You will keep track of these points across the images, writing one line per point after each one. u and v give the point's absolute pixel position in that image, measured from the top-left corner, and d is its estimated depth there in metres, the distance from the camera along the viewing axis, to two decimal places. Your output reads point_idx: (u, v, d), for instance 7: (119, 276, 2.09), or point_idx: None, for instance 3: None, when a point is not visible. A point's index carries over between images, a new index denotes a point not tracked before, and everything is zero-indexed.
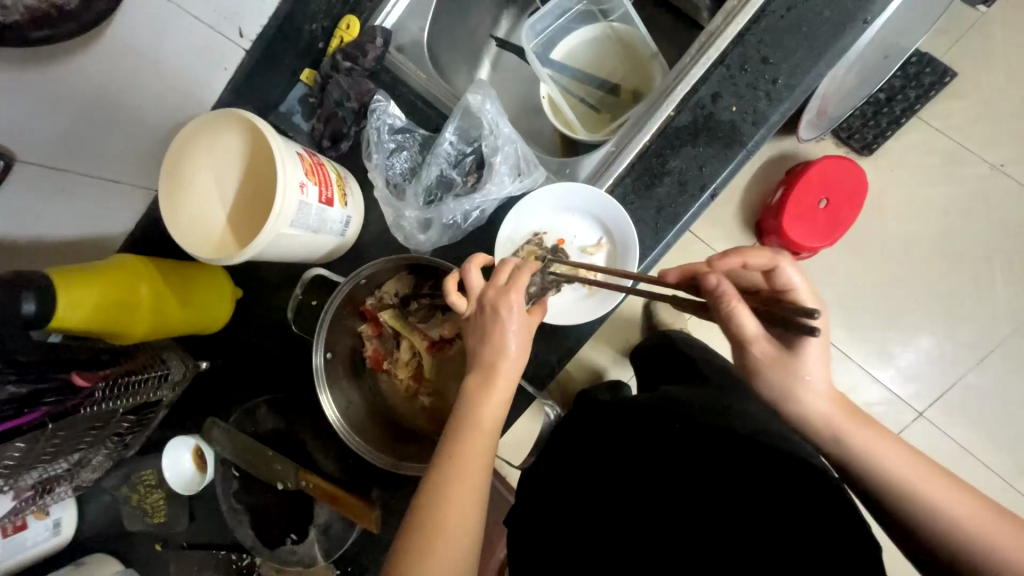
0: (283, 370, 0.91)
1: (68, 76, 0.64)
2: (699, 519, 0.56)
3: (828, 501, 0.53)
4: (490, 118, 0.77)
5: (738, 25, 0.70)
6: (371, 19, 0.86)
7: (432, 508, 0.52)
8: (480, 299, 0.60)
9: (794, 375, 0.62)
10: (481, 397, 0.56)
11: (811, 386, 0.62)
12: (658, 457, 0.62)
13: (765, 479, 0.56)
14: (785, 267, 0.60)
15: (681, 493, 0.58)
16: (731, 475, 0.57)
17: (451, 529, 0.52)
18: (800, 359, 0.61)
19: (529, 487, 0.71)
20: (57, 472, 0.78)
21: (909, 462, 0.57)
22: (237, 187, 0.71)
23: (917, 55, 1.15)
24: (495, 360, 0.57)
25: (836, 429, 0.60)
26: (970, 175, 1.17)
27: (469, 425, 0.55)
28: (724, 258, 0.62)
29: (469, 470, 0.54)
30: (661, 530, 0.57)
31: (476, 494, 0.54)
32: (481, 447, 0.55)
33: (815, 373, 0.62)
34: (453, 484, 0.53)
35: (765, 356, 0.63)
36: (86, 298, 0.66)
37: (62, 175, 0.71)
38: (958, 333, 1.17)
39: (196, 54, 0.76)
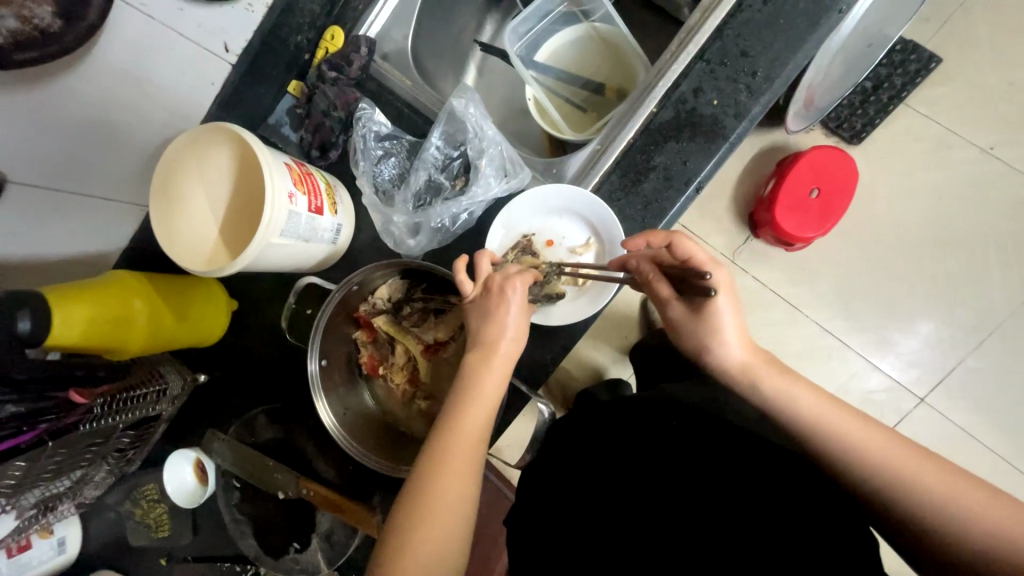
0: (280, 380, 0.91)
1: (59, 97, 0.65)
2: (687, 498, 0.57)
3: (815, 485, 0.55)
4: (475, 121, 0.78)
5: (714, 20, 0.71)
6: (356, 28, 0.87)
7: (429, 482, 0.54)
8: (485, 281, 0.63)
9: (708, 333, 0.60)
10: (480, 376, 0.58)
11: (729, 351, 0.59)
12: (654, 449, 0.63)
13: (749, 463, 0.58)
14: (681, 240, 0.60)
15: (677, 483, 0.59)
16: (716, 456, 0.60)
17: (448, 503, 0.53)
18: (710, 317, 0.59)
19: (529, 486, 0.71)
20: (60, 489, 0.79)
21: (826, 410, 0.55)
22: (227, 201, 0.72)
23: (902, 42, 1.16)
24: (496, 338, 0.59)
25: (753, 375, 0.58)
26: (960, 159, 1.18)
27: (468, 400, 0.57)
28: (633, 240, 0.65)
29: (466, 445, 0.55)
30: (643, 507, 0.59)
31: (474, 469, 0.56)
32: (480, 422, 0.57)
33: (729, 330, 0.59)
34: (447, 459, 0.54)
35: (678, 319, 0.62)
36: (80, 315, 0.67)
37: (53, 196, 0.72)
38: (955, 317, 1.17)
39: (187, 73, 0.77)
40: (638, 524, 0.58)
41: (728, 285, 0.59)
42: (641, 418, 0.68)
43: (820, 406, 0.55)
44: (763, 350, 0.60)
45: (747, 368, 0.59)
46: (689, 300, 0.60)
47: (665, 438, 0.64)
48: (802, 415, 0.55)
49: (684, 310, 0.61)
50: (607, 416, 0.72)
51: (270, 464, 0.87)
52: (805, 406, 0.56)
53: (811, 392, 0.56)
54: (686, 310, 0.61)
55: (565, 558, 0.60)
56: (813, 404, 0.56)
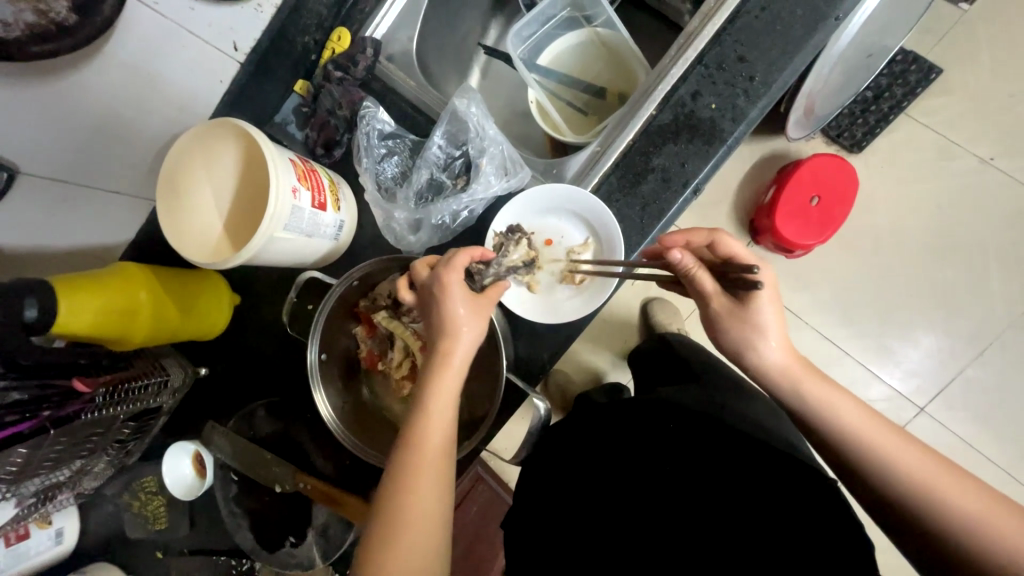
0: (280, 374, 0.92)
1: (69, 90, 0.66)
2: (679, 501, 0.58)
3: (804, 484, 0.54)
4: (476, 121, 0.80)
5: (714, 25, 0.72)
6: (362, 31, 0.88)
7: (397, 493, 0.54)
8: (424, 289, 0.62)
9: (751, 331, 0.63)
10: (434, 385, 0.58)
11: (768, 346, 0.62)
12: (641, 456, 0.64)
13: (732, 469, 0.58)
14: (724, 239, 0.64)
15: (659, 492, 0.59)
16: (700, 461, 0.60)
17: (417, 512, 0.54)
18: (753, 313, 0.62)
19: (529, 489, 0.73)
20: (60, 479, 0.79)
21: (864, 421, 0.59)
22: (232, 196, 0.73)
23: (902, 53, 1.17)
24: (448, 344, 0.59)
25: (794, 381, 0.62)
26: (960, 169, 1.19)
27: (425, 410, 0.57)
28: (671, 238, 0.66)
29: (429, 457, 0.55)
30: (633, 514, 0.59)
31: (440, 475, 0.56)
32: (440, 431, 0.57)
33: (772, 329, 0.62)
34: (411, 471, 0.55)
35: (721, 314, 0.64)
36: (85, 304, 0.68)
37: (62, 187, 0.73)
38: (956, 326, 1.18)
39: (198, 72, 0.78)
40: (629, 531, 0.58)
41: (772, 283, 0.62)
42: (638, 420, 0.68)
43: (859, 418, 0.59)
44: (801, 354, 0.64)
45: (791, 372, 0.63)
46: (734, 295, 0.63)
47: (650, 446, 0.64)
48: (836, 422, 0.59)
49: (730, 305, 0.63)
50: (605, 417, 0.73)
51: (268, 457, 0.88)
52: (844, 418, 0.59)
53: (855, 405, 0.60)
54: (729, 305, 0.63)
55: (560, 554, 0.62)
56: (849, 409, 0.60)
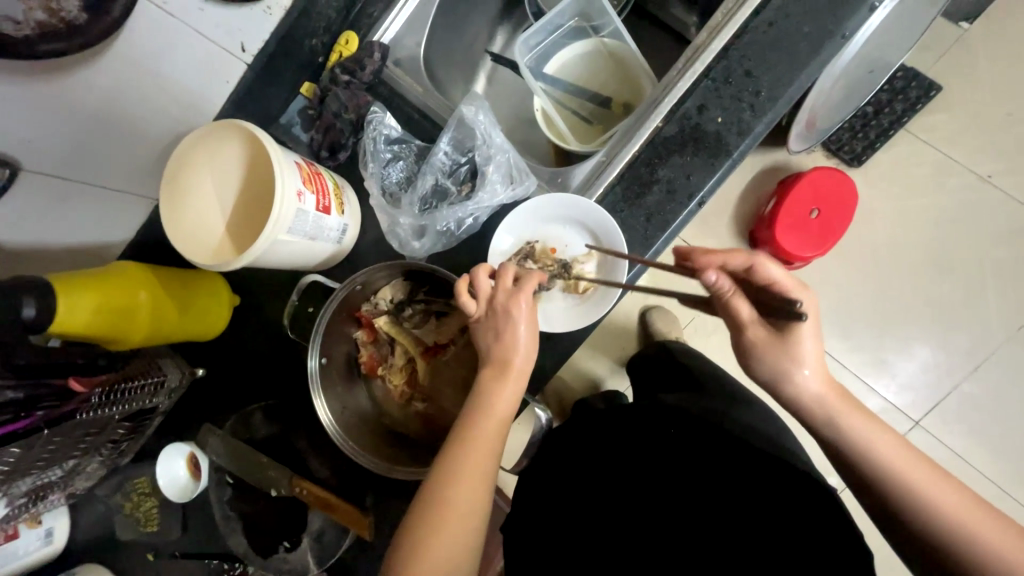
0: (278, 377, 0.92)
1: (74, 87, 0.66)
2: (679, 506, 0.58)
3: (801, 490, 0.54)
4: (483, 129, 0.80)
5: (721, 40, 0.73)
6: (370, 34, 0.88)
7: (440, 492, 0.54)
8: (489, 300, 0.62)
9: (790, 362, 0.59)
10: (493, 392, 0.58)
11: (805, 376, 0.59)
12: (654, 463, 0.62)
13: (745, 476, 0.58)
14: (764, 265, 0.58)
15: (675, 497, 0.59)
16: (717, 470, 0.59)
17: (459, 513, 0.54)
18: (793, 345, 0.59)
19: (527, 494, 0.71)
20: (52, 479, 0.79)
21: (895, 449, 0.56)
22: (235, 197, 0.73)
23: (903, 69, 1.18)
24: (508, 354, 0.60)
25: (831, 411, 0.59)
26: (958, 185, 1.20)
27: (479, 418, 0.57)
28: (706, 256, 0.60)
29: (476, 464, 0.55)
30: (648, 521, 0.58)
31: (486, 479, 0.56)
32: (490, 440, 0.57)
33: (809, 359, 0.59)
34: (458, 472, 0.54)
35: (759, 343, 0.60)
36: (84, 303, 0.67)
37: (63, 184, 0.73)
38: (951, 341, 1.18)
39: (204, 72, 0.78)
40: (642, 540, 0.57)
41: (812, 311, 0.59)
42: (639, 425, 0.68)
43: (890, 447, 0.56)
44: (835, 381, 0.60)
45: (824, 401, 0.59)
46: (773, 323, 0.59)
47: (666, 454, 0.62)
48: (871, 451, 0.56)
49: (768, 334, 0.59)
50: (605, 423, 0.72)
51: (263, 459, 0.87)
52: (879, 448, 0.56)
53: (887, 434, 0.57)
54: (766, 333, 0.59)
55: (560, 560, 0.60)
56: (869, 429, 0.57)
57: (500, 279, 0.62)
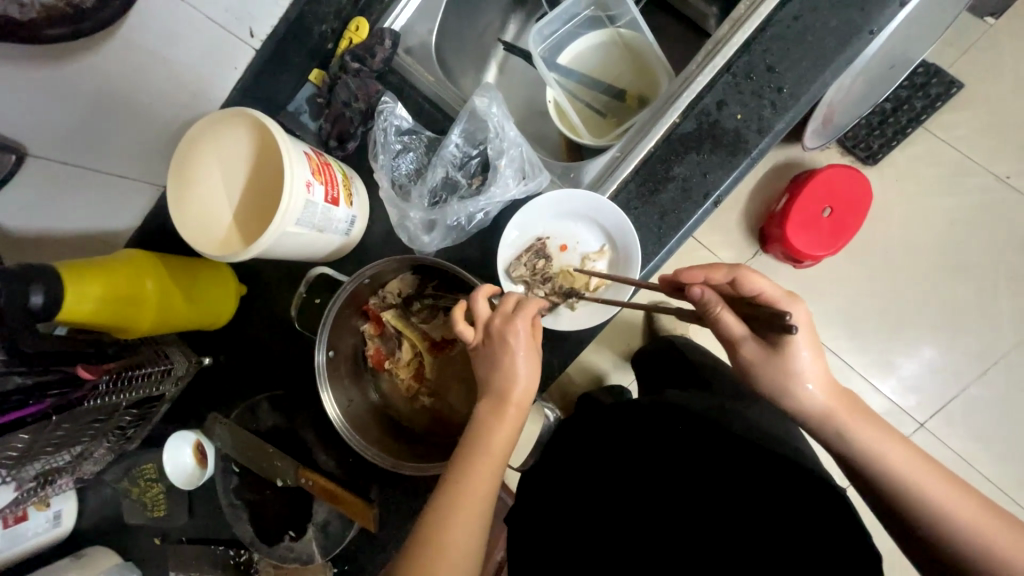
0: (284, 368, 0.92)
1: (81, 73, 0.65)
2: (685, 525, 0.56)
3: (825, 517, 0.52)
4: (497, 121, 0.78)
5: (744, 33, 0.70)
6: (381, 20, 0.86)
7: (436, 530, 0.54)
8: (486, 326, 0.61)
9: (787, 375, 0.58)
10: (491, 427, 0.57)
11: (806, 389, 0.58)
12: (667, 483, 0.60)
13: (761, 508, 0.55)
14: (747, 276, 0.58)
15: (686, 525, 0.56)
16: (730, 499, 0.57)
17: (454, 553, 0.53)
18: (787, 357, 0.58)
19: (534, 509, 0.67)
20: (60, 463, 0.79)
21: (914, 464, 0.55)
22: (243, 186, 0.72)
23: (924, 65, 1.15)
24: (507, 387, 0.58)
25: (841, 426, 0.57)
26: (975, 186, 1.17)
27: (474, 453, 0.56)
28: (691, 272, 0.62)
29: (473, 502, 0.55)
30: (661, 544, 0.56)
31: (482, 517, 0.55)
32: (488, 478, 0.56)
33: (807, 370, 0.58)
34: (454, 511, 0.54)
35: (755, 360, 0.60)
36: (91, 292, 0.67)
37: (70, 170, 0.72)
38: (960, 344, 1.17)
39: (209, 56, 0.76)
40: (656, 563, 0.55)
41: (804, 321, 0.58)
42: (648, 423, 0.67)
43: (909, 461, 0.55)
44: (840, 388, 0.59)
45: (830, 413, 0.58)
46: (764, 337, 0.58)
47: (677, 473, 0.60)
48: (892, 467, 0.55)
49: (760, 350, 0.59)
50: (615, 432, 0.68)
51: (270, 450, 0.87)
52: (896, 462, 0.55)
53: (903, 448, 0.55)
54: (761, 348, 0.59)
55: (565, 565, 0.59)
56: (885, 439, 0.56)
57: (500, 306, 0.62)
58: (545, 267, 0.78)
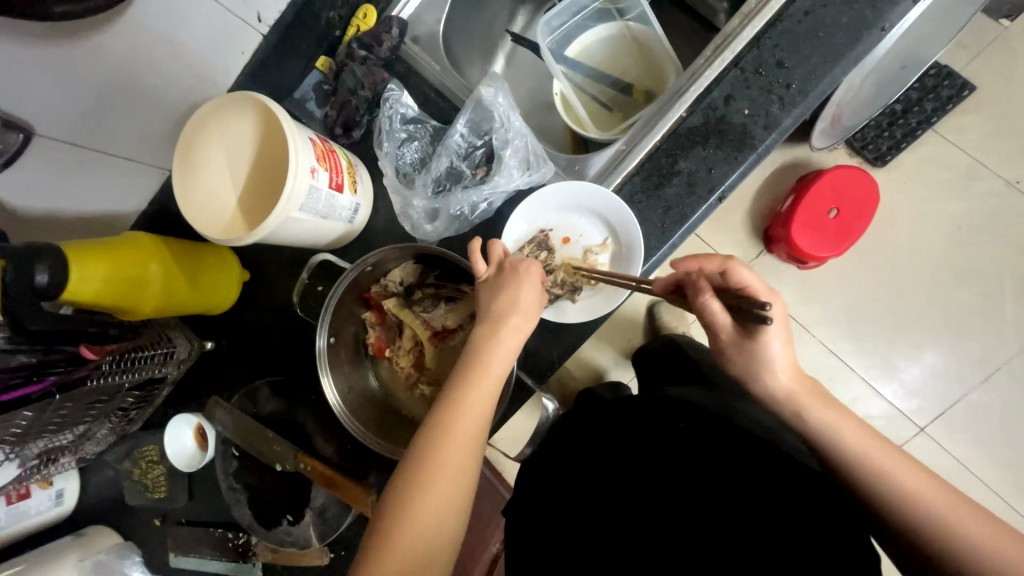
0: (285, 354, 0.92)
1: (89, 53, 0.65)
2: (676, 484, 0.58)
3: (806, 478, 0.55)
4: (502, 111, 0.78)
5: (754, 28, 0.70)
6: (389, 8, 0.85)
7: (432, 446, 0.54)
8: (497, 263, 0.65)
9: (758, 363, 0.57)
10: (490, 347, 0.58)
11: (777, 378, 0.57)
12: (657, 451, 0.62)
13: (743, 465, 0.58)
14: (736, 268, 0.58)
15: (676, 483, 0.58)
16: (717, 457, 0.59)
17: (449, 471, 0.54)
18: (761, 348, 0.57)
19: (525, 492, 0.69)
20: (63, 442, 0.80)
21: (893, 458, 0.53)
22: (247, 170, 0.72)
23: (936, 66, 1.14)
24: (508, 313, 0.60)
25: (798, 410, 0.56)
26: (984, 189, 1.16)
27: (472, 372, 0.57)
28: (684, 263, 0.62)
29: (475, 413, 0.56)
30: (649, 509, 0.58)
31: (477, 439, 0.56)
32: (485, 401, 0.57)
33: (779, 361, 0.57)
34: (451, 428, 0.55)
35: (731, 348, 0.58)
36: (97, 272, 0.67)
37: (77, 152, 0.72)
38: (963, 348, 1.16)
39: (213, 36, 0.76)
40: (643, 527, 0.57)
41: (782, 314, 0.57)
42: (649, 417, 0.68)
43: (885, 454, 0.53)
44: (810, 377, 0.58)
45: (796, 400, 0.57)
46: (744, 326, 0.57)
47: (668, 442, 0.62)
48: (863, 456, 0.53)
49: (737, 338, 0.58)
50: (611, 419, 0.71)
51: (270, 435, 0.89)
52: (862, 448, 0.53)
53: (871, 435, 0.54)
54: (738, 337, 0.58)
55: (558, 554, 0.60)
56: (854, 434, 0.55)
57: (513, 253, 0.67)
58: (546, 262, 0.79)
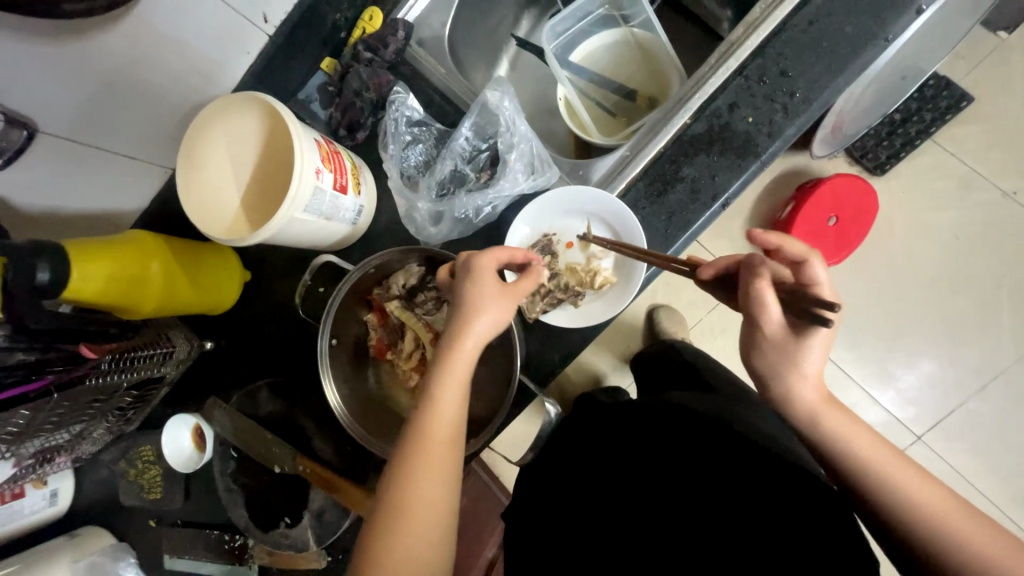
0: (285, 354, 0.92)
1: (96, 52, 0.65)
2: (669, 503, 0.57)
3: (799, 494, 0.53)
4: (508, 116, 0.78)
5: (758, 36, 0.70)
6: (395, 11, 0.86)
7: (400, 481, 0.53)
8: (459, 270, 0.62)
9: (789, 360, 0.60)
10: (448, 367, 0.55)
11: (800, 375, 0.60)
12: (652, 467, 0.61)
13: (738, 483, 0.56)
14: (814, 264, 0.57)
15: (670, 503, 0.57)
16: (709, 475, 0.57)
17: (419, 504, 0.52)
18: (801, 348, 0.59)
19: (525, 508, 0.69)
20: (58, 442, 0.79)
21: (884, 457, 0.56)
22: (251, 170, 0.72)
23: (935, 77, 1.15)
24: (466, 324, 0.56)
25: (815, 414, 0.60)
26: (982, 199, 1.17)
27: (432, 397, 0.55)
28: (766, 236, 0.56)
29: (440, 438, 0.54)
30: (643, 528, 0.57)
31: (447, 465, 0.54)
32: (449, 424, 0.55)
33: (810, 364, 0.59)
34: (415, 460, 0.53)
35: (768, 341, 0.60)
36: (98, 271, 0.67)
37: (82, 150, 0.72)
38: (960, 357, 1.17)
39: (219, 36, 0.76)
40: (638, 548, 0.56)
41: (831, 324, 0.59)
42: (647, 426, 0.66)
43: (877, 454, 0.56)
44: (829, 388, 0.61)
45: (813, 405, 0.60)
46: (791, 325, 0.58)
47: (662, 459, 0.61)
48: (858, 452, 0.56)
49: (783, 335, 0.59)
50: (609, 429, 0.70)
51: (268, 437, 0.88)
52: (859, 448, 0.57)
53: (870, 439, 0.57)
54: (783, 333, 0.59)
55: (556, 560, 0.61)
56: (860, 437, 0.57)
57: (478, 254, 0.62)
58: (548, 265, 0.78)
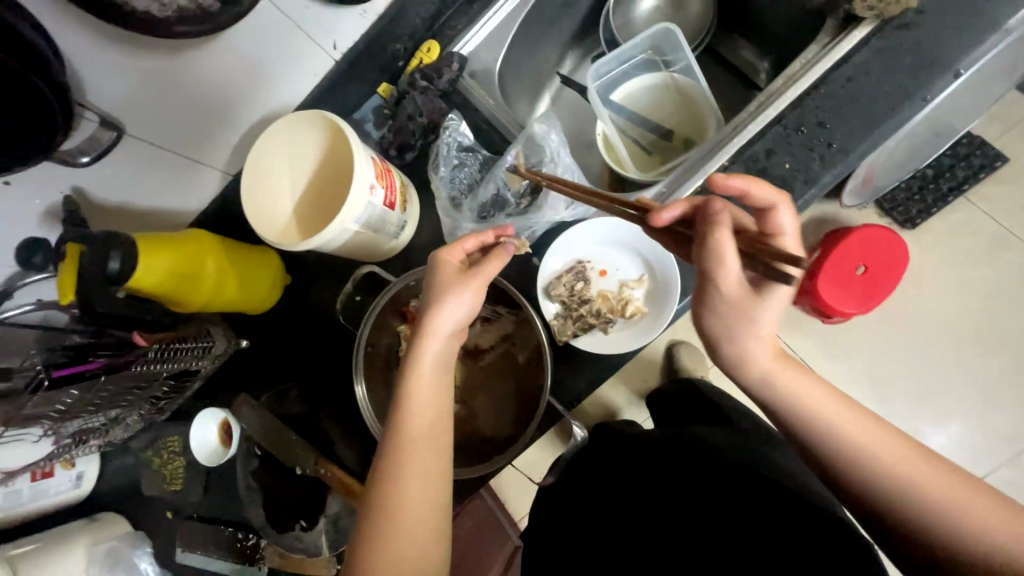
0: (316, 359, 0.95)
1: (184, 67, 0.72)
2: (670, 532, 0.57)
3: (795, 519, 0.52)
4: (554, 148, 0.82)
5: (798, 89, 0.74)
6: (451, 45, 0.92)
7: (382, 480, 0.55)
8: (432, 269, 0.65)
9: (741, 319, 0.53)
10: (417, 362, 0.59)
11: (753, 336, 0.54)
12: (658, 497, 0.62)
13: (738, 512, 0.56)
14: (781, 210, 0.56)
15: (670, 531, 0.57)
16: (707, 503, 0.58)
17: (401, 499, 0.54)
18: (758, 306, 0.52)
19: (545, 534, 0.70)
20: (95, 424, 0.82)
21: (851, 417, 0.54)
22: (309, 181, 0.78)
23: (968, 137, 1.17)
24: (433, 316, 0.59)
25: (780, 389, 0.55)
26: (1017, 260, 1.16)
27: (404, 394, 0.58)
28: (730, 179, 0.55)
29: (413, 432, 0.56)
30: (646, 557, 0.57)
31: (425, 459, 0.56)
32: (422, 416, 0.57)
33: (766, 324, 0.53)
34: (394, 457, 0.55)
35: (723, 297, 0.53)
36: (163, 264, 0.71)
37: (158, 153, 0.78)
38: (992, 420, 1.14)
39: (296, 62, 0.83)
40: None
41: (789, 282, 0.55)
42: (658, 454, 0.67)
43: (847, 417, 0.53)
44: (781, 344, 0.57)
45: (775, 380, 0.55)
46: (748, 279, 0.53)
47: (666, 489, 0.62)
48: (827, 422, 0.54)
49: (741, 293, 0.52)
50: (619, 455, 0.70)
51: (292, 438, 0.92)
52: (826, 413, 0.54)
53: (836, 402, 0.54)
54: (740, 289, 0.52)
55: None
56: (834, 406, 0.54)
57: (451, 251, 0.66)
58: (582, 291, 0.80)
